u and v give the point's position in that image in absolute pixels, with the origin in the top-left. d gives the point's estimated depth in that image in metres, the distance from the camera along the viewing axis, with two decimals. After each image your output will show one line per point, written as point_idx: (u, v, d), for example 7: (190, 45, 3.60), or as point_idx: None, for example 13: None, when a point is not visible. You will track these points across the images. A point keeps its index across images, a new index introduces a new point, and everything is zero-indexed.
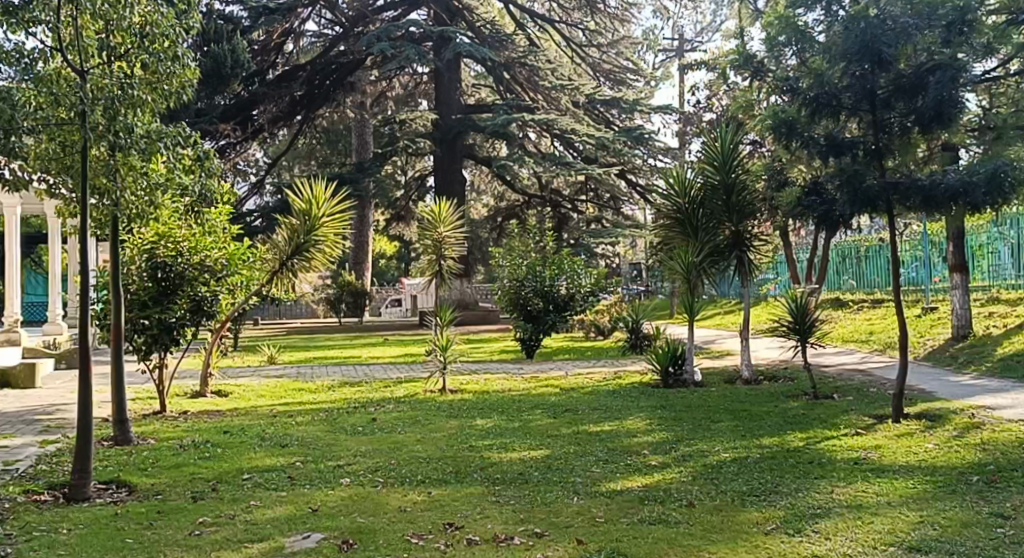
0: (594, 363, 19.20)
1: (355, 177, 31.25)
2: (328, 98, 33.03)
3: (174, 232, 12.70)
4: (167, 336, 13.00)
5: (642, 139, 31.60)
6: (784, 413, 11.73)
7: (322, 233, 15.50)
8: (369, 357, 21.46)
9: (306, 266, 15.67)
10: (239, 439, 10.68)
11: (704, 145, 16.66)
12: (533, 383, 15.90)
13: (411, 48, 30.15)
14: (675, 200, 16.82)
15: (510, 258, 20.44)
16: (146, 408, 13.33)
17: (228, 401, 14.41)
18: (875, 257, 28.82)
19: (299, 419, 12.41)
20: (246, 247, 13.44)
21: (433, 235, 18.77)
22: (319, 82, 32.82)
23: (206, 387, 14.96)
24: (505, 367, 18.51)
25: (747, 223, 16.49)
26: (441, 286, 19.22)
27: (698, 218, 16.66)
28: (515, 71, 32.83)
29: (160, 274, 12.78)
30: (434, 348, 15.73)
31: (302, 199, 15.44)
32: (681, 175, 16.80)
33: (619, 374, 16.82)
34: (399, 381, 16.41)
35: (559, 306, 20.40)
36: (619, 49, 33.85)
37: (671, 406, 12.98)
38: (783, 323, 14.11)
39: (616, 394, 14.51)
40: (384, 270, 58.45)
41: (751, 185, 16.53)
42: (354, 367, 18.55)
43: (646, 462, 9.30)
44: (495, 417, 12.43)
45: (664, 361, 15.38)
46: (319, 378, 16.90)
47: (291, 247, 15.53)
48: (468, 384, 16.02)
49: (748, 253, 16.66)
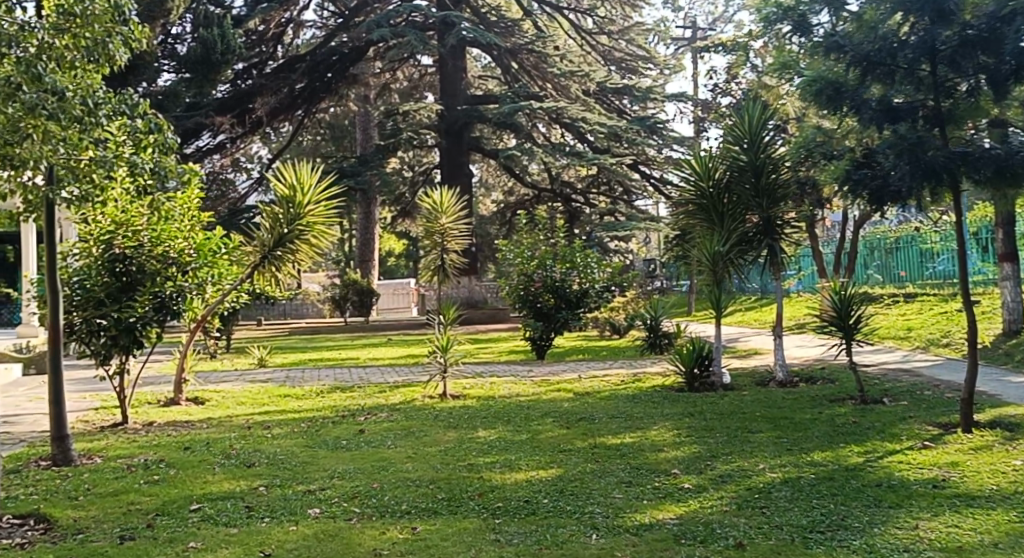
0: (612, 364, 17.64)
1: (357, 170, 29.83)
2: (330, 91, 31.21)
3: (134, 220, 11.26)
4: (128, 338, 11.53)
5: (655, 128, 30.14)
6: (832, 422, 10.15)
7: (308, 222, 14.01)
8: (368, 358, 19.97)
9: (290, 260, 14.18)
10: (199, 457, 9.18)
11: (729, 122, 15.17)
12: (543, 388, 14.35)
13: (413, 35, 28.61)
14: (698, 183, 15.26)
15: (519, 249, 18.85)
16: (107, 420, 11.86)
17: (203, 410, 12.94)
18: (906, 248, 27.25)
19: (277, 431, 10.92)
20: (219, 238, 12.01)
21: (434, 227, 17.25)
22: (321, 74, 30.90)
23: (179, 393, 13.47)
24: (513, 370, 17.00)
25: (778, 208, 14.85)
26: (443, 281, 17.72)
27: (723, 203, 15.13)
28: (524, 58, 31.24)
29: (120, 269, 11.33)
30: (433, 349, 14.22)
31: (286, 185, 13.96)
32: (702, 157, 15.23)
33: (638, 377, 15.26)
34: (396, 386, 14.86)
35: (572, 302, 18.93)
36: (630, 36, 32.29)
37: (700, 413, 11.42)
38: (823, 318, 12.51)
39: (636, 399, 12.96)
40: (394, 268, 56.95)
41: (783, 167, 14.97)
42: (349, 371, 17.01)
43: (677, 484, 7.75)
44: (499, 428, 10.90)
45: (689, 361, 13.90)
46: (309, 383, 15.36)
47: (273, 238, 14.04)
48: (471, 389, 14.48)
49: (779, 242, 14.96)
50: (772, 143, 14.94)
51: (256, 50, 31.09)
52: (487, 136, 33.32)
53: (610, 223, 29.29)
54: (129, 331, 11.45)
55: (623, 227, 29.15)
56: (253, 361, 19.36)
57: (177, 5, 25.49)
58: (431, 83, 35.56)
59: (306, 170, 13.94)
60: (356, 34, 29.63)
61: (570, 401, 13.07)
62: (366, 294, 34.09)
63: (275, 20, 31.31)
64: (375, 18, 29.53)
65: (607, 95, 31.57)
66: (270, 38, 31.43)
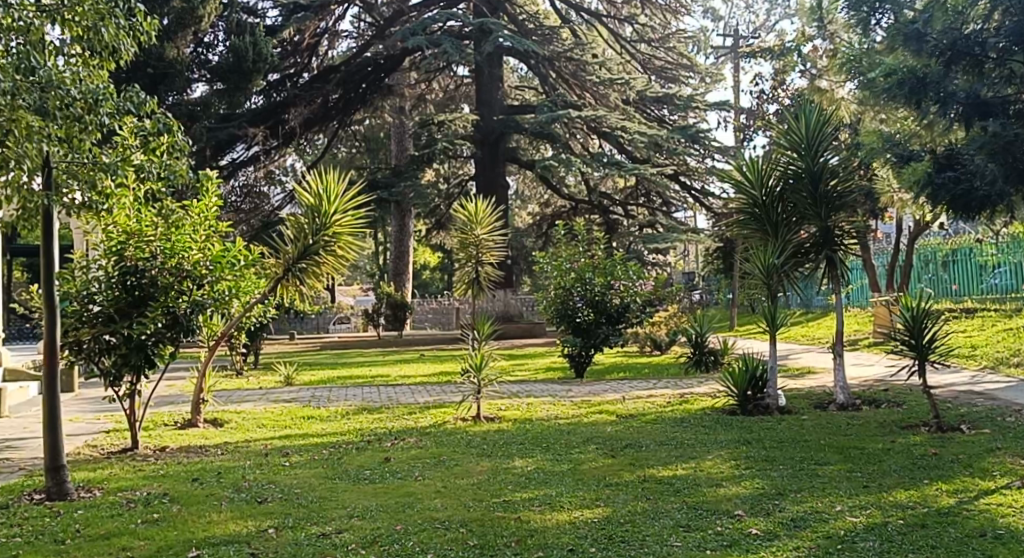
0: (656, 384, 16.63)
1: (391, 181, 29.07)
2: (365, 102, 30.59)
3: (145, 230, 10.42)
4: (140, 357, 10.66)
5: (698, 137, 29.13)
6: (908, 455, 9.13)
7: (334, 232, 13.16)
8: (399, 376, 19.09)
9: (315, 273, 13.34)
10: (207, 490, 8.30)
11: (784, 126, 14.22)
12: (584, 410, 13.39)
13: (448, 44, 27.88)
14: (748, 191, 14.24)
15: (556, 262, 17.91)
16: (116, 444, 11.01)
17: (221, 434, 12.08)
18: (962, 260, 26.06)
19: (297, 460, 10.03)
20: (238, 249, 11.13)
21: (469, 238, 16.35)
22: (355, 85, 30.43)
23: (197, 415, 12.64)
24: (551, 389, 16.02)
25: (836, 217, 13.83)
26: (477, 295, 16.82)
27: (777, 212, 14.13)
28: (562, 67, 30.28)
29: (132, 282, 10.50)
30: (467, 368, 13.34)
31: (311, 195, 13.12)
32: (755, 163, 14.18)
33: (686, 398, 14.26)
34: (426, 407, 13.97)
35: (612, 317, 17.99)
36: (671, 44, 31.35)
37: (760, 441, 10.43)
38: (895, 336, 11.52)
39: (686, 423, 11.97)
40: (428, 281, 56.15)
41: (844, 174, 13.96)
42: (377, 390, 16.14)
43: (745, 530, 6.76)
44: (537, 456, 9.94)
45: (742, 383, 12.93)
46: (334, 403, 14.51)
47: (297, 249, 13.20)
48: (507, 411, 13.56)
49: (838, 253, 13.90)
50: (830, 148, 13.94)
51: (291, 60, 30.19)
52: (524, 147, 32.46)
53: (650, 235, 28.25)
54: (141, 350, 10.60)
55: (664, 240, 28.09)
56: (279, 378, 18.52)
57: (207, 14, 24.74)
58: (465, 93, 34.72)
59: (332, 177, 13.07)
60: (390, 42, 28.91)
61: (614, 425, 12.10)
62: (400, 308, 32.94)
63: (310, 30, 30.49)
64: (409, 26, 28.80)
65: (647, 104, 30.65)
66: (303, 48, 30.53)
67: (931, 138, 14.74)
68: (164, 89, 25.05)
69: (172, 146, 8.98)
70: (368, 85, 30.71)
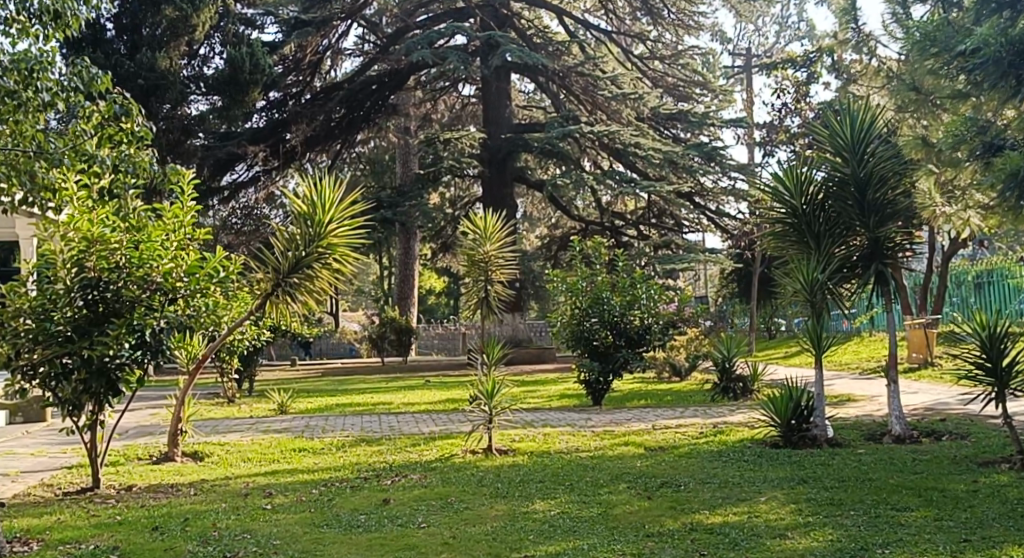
0: (683, 413, 15.19)
1: (395, 201, 27.71)
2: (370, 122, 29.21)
3: (110, 236, 9.08)
4: (103, 383, 9.26)
5: (714, 155, 27.80)
6: (1001, 499, 7.75)
7: (329, 244, 11.79)
8: (401, 403, 17.68)
9: (309, 290, 11.94)
10: (168, 545, 6.96)
11: (824, 126, 12.94)
12: (608, 443, 11.98)
13: (454, 57, 26.61)
14: (787, 201, 12.85)
15: (572, 279, 16.45)
16: (76, 482, 9.63)
17: (199, 470, 10.70)
18: (998, 282, 24.58)
19: (281, 501, 8.65)
20: (218, 261, 9.69)
21: (476, 254, 14.91)
22: (360, 103, 29.14)
23: (174, 448, 11.30)
24: (569, 419, 14.61)
25: (888, 226, 12.46)
26: (487, 316, 15.39)
27: (820, 222, 12.72)
28: (574, 83, 29.07)
29: (95, 297, 9.18)
30: (478, 395, 11.99)
31: (304, 202, 11.81)
32: (794, 170, 12.82)
33: (720, 429, 12.82)
34: (431, 438, 12.57)
35: (632, 340, 16.57)
36: (684, 60, 30.05)
37: (819, 480, 9.04)
38: (967, 357, 10.24)
39: (726, 460, 10.54)
40: (433, 307, 54.72)
41: (897, 180, 12.58)
42: (377, 419, 14.72)
43: None
44: (560, 498, 8.53)
45: (784, 412, 11.55)
46: (329, 434, 13.11)
47: (288, 263, 11.83)
48: (522, 442, 12.17)
49: (890, 266, 12.51)
50: (879, 151, 12.61)
51: (291, 78, 28.54)
52: (533, 165, 31.12)
53: (666, 256, 26.80)
54: (102, 373, 9.24)
55: (681, 260, 26.62)
56: (273, 407, 17.06)
57: (201, 23, 23.51)
58: (472, 113, 33.32)
59: (327, 183, 11.77)
60: (396, 53, 27.64)
61: (645, 461, 10.69)
62: (404, 333, 31.45)
63: (312, 46, 28.71)
64: (416, 38, 27.55)
65: (661, 122, 29.33)
66: (305, 66, 28.80)
67: (987, 145, 13.39)
68: (155, 101, 23.32)
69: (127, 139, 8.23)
70: (373, 104, 29.41)
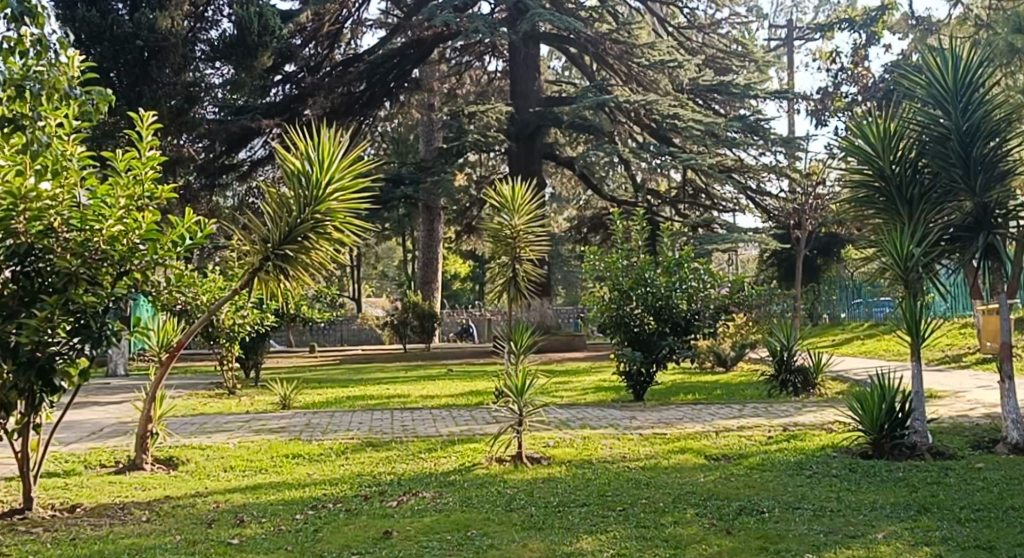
0: (742, 410, 13.16)
1: (417, 177, 25.68)
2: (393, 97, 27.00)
3: (43, 190, 7.25)
4: (35, 377, 7.37)
5: (757, 127, 25.18)
6: None
7: (328, 209, 9.83)
8: (420, 396, 15.73)
9: (306, 264, 10.03)
10: None
11: (924, 66, 10.87)
12: (661, 451, 10.03)
13: (479, 20, 24.47)
14: (873, 162, 10.84)
15: (609, 258, 14.38)
16: (8, 500, 7.79)
17: (169, 482, 8.86)
18: None
19: (256, 532, 6.78)
20: (186, 225, 7.82)
21: (504, 230, 12.87)
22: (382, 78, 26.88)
23: (143, 454, 9.48)
24: (610, 417, 12.63)
25: (998, 190, 10.38)
26: (516, 300, 13.37)
27: (915, 184, 10.68)
28: (608, 50, 26.56)
29: (27, 269, 7.34)
30: (505, 391, 10.10)
31: (298, 157, 9.86)
32: (881, 121, 10.86)
33: (793, 433, 10.84)
34: (449, 441, 10.65)
35: (679, 327, 14.47)
36: (727, 29, 27.76)
37: (947, 507, 7.06)
38: None
39: (813, 478, 8.55)
40: (460, 292, 52.95)
41: (1009, 134, 10.49)
42: (390, 416, 12.79)
43: None
44: (615, 532, 6.62)
45: (875, 413, 9.59)
46: (330, 434, 11.19)
47: (279, 231, 9.92)
48: (559, 448, 10.22)
49: (1002, 237, 10.38)
50: (988, 98, 10.58)
51: (307, 50, 26.31)
52: (562, 141, 29.01)
53: (707, 235, 24.65)
54: (33, 366, 7.30)
55: (724, 240, 24.42)
56: (274, 401, 15.21)
57: None
58: (499, 88, 30.89)
59: (326, 136, 9.81)
60: (417, 19, 25.53)
61: (711, 477, 8.74)
62: (428, 318, 29.50)
63: (330, 15, 26.63)
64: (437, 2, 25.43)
65: (701, 95, 27.10)
66: (323, 37, 26.79)
67: None
68: (156, 68, 21.10)
69: (27, 50, 7.02)
70: (395, 79, 27.21)
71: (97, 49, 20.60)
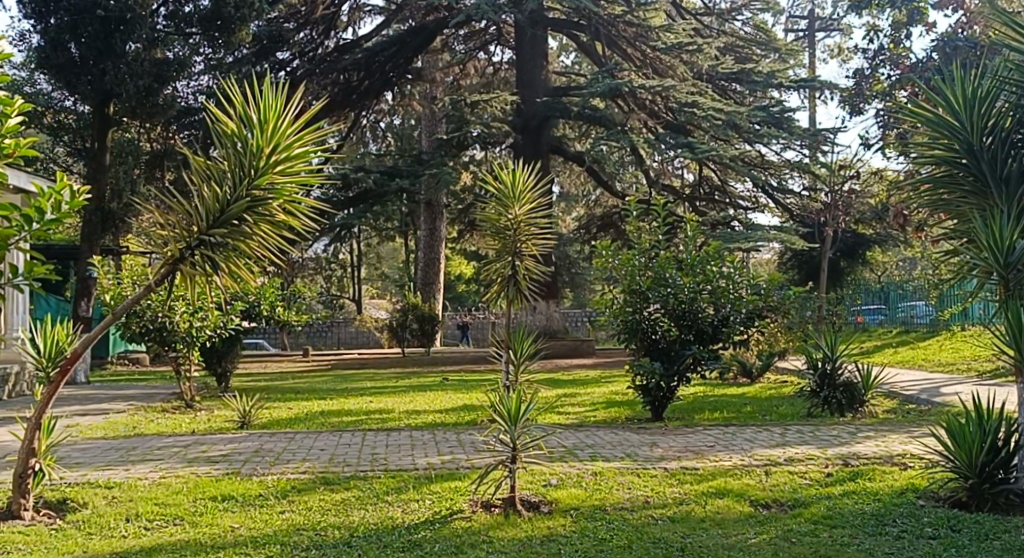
0: (785, 435, 10.93)
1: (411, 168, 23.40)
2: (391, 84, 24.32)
3: None
4: None
5: (782, 118, 22.85)
6: None
7: (269, 185, 7.47)
8: (404, 411, 13.51)
9: (242, 258, 7.61)
10: None
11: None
12: (695, 494, 7.82)
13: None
14: (956, 134, 8.50)
15: (623, 254, 12.10)
16: None
17: (43, 539, 6.66)
18: None
19: None
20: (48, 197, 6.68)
21: (499, 218, 10.61)
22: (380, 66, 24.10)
23: (22, 500, 7.27)
24: (627, 442, 10.44)
25: None
26: (515, 302, 11.16)
27: (1013, 159, 8.35)
28: (621, 33, 24.11)
29: None
30: (493, 415, 7.84)
31: (231, 116, 7.47)
32: (968, 82, 8.55)
33: (858, 470, 8.61)
34: (429, 479, 8.41)
35: (705, 333, 12.18)
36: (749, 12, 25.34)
37: None
38: None
39: (906, 548, 6.33)
40: (464, 294, 50.86)
41: None
42: (361, 441, 10.58)
43: None
44: None
45: (975, 449, 7.38)
46: (278, 467, 8.96)
47: (203, 210, 7.52)
48: (565, 490, 8.00)
49: None
50: None
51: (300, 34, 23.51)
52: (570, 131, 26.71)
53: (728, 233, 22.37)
54: None
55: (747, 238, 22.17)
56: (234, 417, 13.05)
57: None
58: (504, 79, 28.40)
59: (269, 88, 7.41)
60: None
61: (764, 539, 6.53)
62: (427, 321, 27.27)
63: None
64: None
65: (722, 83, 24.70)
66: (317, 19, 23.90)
67: None
68: (121, 40, 18.51)
69: None
70: (394, 67, 24.43)
71: (54, 20, 18.08)
